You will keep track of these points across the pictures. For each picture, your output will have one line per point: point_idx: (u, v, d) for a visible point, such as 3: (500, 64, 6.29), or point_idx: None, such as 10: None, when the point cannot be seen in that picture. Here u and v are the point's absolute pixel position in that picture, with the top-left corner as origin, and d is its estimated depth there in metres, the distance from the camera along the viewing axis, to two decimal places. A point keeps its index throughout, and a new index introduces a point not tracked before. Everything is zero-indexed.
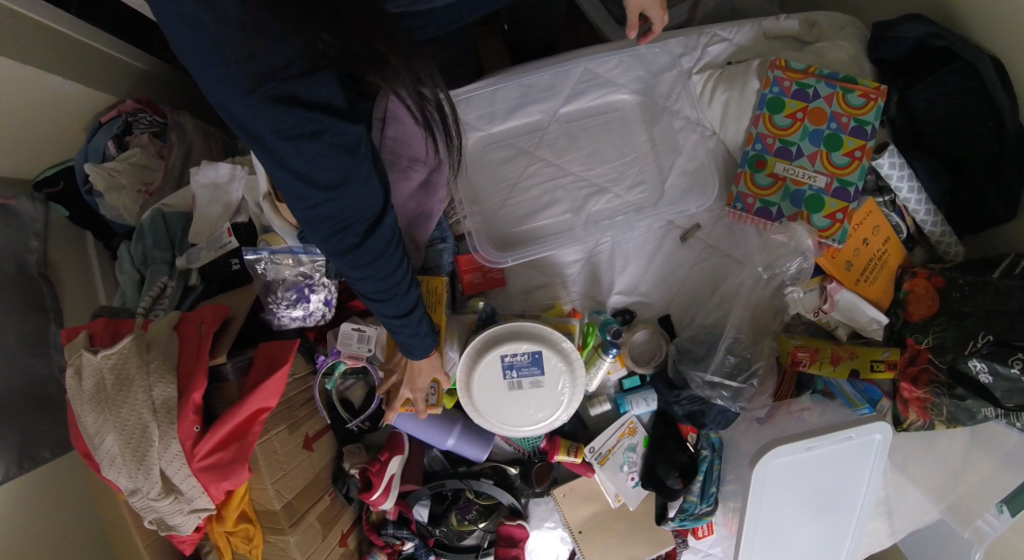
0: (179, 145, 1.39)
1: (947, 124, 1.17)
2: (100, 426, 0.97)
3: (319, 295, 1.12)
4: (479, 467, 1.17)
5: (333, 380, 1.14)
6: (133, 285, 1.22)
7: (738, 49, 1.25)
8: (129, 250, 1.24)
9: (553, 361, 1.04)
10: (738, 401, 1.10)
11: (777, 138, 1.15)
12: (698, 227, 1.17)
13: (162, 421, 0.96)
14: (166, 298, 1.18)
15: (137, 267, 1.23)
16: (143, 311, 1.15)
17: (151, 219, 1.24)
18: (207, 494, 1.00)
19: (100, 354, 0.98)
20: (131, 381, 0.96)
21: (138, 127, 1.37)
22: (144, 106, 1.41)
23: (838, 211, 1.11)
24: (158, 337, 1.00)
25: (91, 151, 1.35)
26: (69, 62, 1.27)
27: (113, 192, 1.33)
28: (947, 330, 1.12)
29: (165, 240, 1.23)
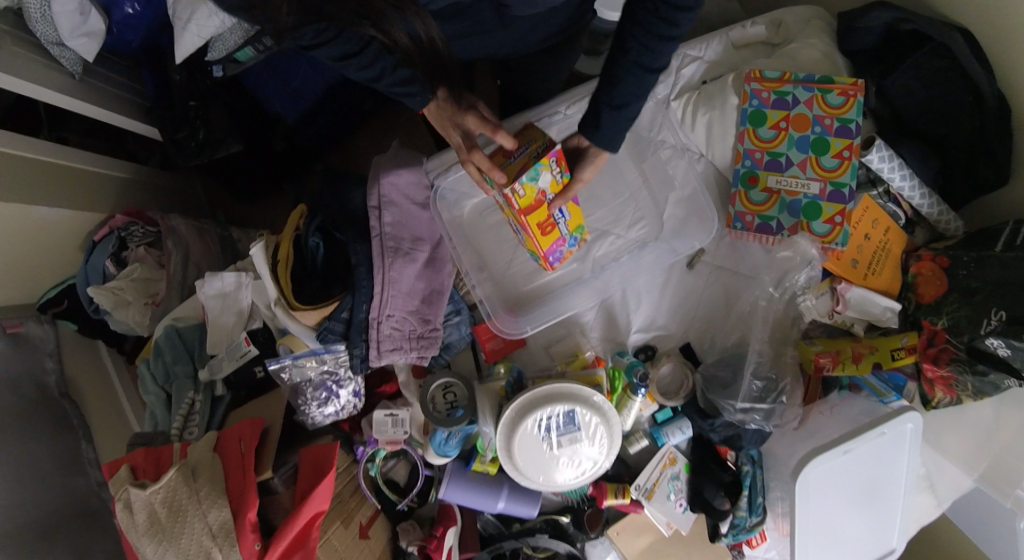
0: (176, 250, 1.41)
1: (929, 104, 1.19)
2: (161, 556, 0.98)
3: (348, 389, 1.15)
4: (532, 523, 1.20)
5: (376, 466, 1.16)
6: (161, 404, 1.26)
7: (711, 66, 1.26)
8: (148, 368, 1.28)
9: (589, 416, 1.06)
10: (771, 421, 1.10)
11: (764, 151, 1.16)
12: (702, 251, 1.18)
13: (224, 544, 0.96)
14: (196, 414, 1.21)
15: (161, 384, 1.26)
16: (177, 433, 1.18)
17: (166, 336, 1.27)
18: None
19: (149, 488, 1.00)
20: (185, 510, 0.99)
21: (133, 240, 1.38)
22: (134, 217, 1.42)
23: (836, 215, 1.12)
24: (202, 461, 1.04)
25: (91, 271, 1.36)
26: (50, 187, 1.27)
27: (122, 309, 1.33)
28: (961, 311, 1.14)
29: (184, 355, 1.27)
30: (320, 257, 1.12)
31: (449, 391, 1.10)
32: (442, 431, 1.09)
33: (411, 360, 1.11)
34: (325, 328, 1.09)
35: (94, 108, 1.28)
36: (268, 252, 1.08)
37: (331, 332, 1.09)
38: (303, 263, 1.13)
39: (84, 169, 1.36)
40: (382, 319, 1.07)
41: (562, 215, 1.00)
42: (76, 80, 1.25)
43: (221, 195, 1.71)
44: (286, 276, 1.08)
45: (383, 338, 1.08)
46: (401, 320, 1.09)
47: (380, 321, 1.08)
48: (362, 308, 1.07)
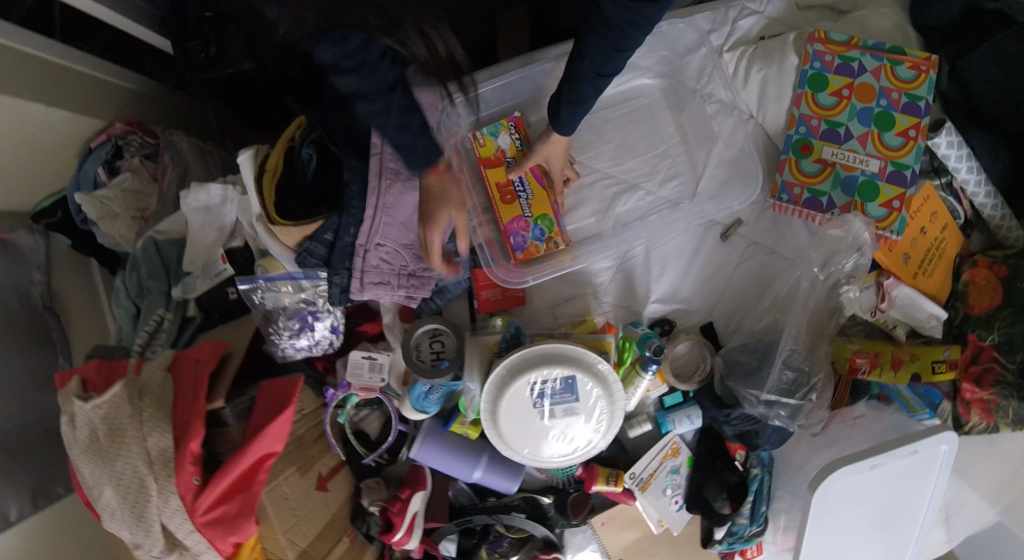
0: (174, 166, 1.27)
1: (1005, 91, 1.05)
2: (96, 475, 0.88)
3: (325, 322, 1.04)
4: (510, 499, 1.06)
5: (346, 413, 1.05)
6: (129, 320, 1.14)
7: (770, 23, 1.11)
8: (122, 281, 1.16)
9: (594, 389, 0.93)
10: (796, 420, 0.96)
11: (822, 119, 1.03)
12: (740, 222, 1.04)
13: (159, 475, 0.86)
14: (163, 333, 1.11)
15: (133, 298, 1.15)
16: (138, 350, 1.08)
17: (144, 249, 1.14)
18: (214, 547, 0.90)
19: (90, 402, 0.88)
20: (124, 432, 0.87)
21: (129, 150, 1.25)
22: (135, 127, 1.29)
23: (895, 198, 1.00)
24: (152, 382, 0.91)
25: (82, 178, 1.23)
26: (54, 84, 1.16)
27: (107, 220, 1.21)
28: (1015, 326, 1.04)
29: (160, 269, 1.14)
30: (312, 172, 0.99)
31: (436, 339, 1.00)
32: (423, 384, 0.97)
33: (397, 300, 1.00)
34: (306, 250, 0.96)
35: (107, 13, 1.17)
36: (258, 160, 0.97)
37: (313, 256, 0.96)
38: (293, 177, 1.00)
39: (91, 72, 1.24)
40: (370, 248, 0.95)
41: (525, 191, 1.00)
42: None
43: (229, 121, 1.59)
44: (270, 190, 0.96)
45: (368, 270, 0.96)
46: (393, 253, 0.97)
47: (367, 250, 0.95)
48: (348, 232, 0.95)
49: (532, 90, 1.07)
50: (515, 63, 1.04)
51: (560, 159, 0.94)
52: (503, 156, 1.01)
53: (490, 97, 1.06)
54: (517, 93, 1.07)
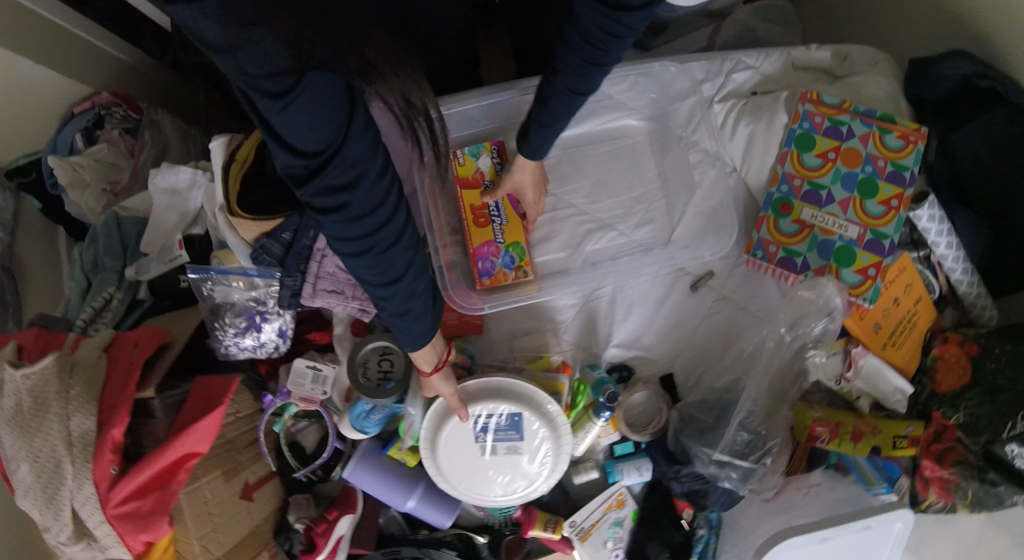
0: (153, 144, 1.21)
1: (991, 170, 1.04)
2: (15, 449, 0.81)
3: (273, 325, 0.99)
4: (442, 534, 1.02)
5: (283, 422, 0.99)
6: (78, 295, 1.06)
7: (764, 79, 1.10)
8: (79, 253, 1.09)
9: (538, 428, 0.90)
10: (747, 483, 0.92)
11: (805, 179, 1.01)
12: (711, 274, 1.02)
13: (77, 457, 0.81)
14: (109, 312, 1.02)
15: (86, 272, 1.07)
16: (79, 326, 0.99)
17: (105, 224, 1.08)
18: (123, 544, 0.83)
19: (20, 370, 0.82)
20: (47, 407, 0.81)
21: (110, 121, 1.18)
22: (121, 100, 1.22)
23: (870, 266, 0.98)
24: (85, 359, 0.86)
25: (58, 143, 1.16)
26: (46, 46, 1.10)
27: (77, 189, 1.14)
28: (982, 406, 0.99)
29: (117, 247, 1.07)
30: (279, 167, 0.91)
31: (385, 359, 0.95)
32: (365, 402, 0.93)
33: (349, 311, 0.94)
34: (261, 247, 0.91)
35: None
36: (229, 148, 0.92)
37: (266, 254, 0.92)
38: (261, 171, 0.94)
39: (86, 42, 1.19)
40: (328, 254, 0.91)
41: (499, 216, 0.96)
42: None
43: None
44: (237, 177, 0.91)
45: (322, 276, 0.92)
46: None
47: (325, 256, 0.92)
48: (307, 235, 0.90)
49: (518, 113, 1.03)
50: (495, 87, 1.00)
51: (533, 186, 0.91)
52: (481, 178, 0.96)
53: (475, 115, 1.03)
54: (501, 115, 1.03)
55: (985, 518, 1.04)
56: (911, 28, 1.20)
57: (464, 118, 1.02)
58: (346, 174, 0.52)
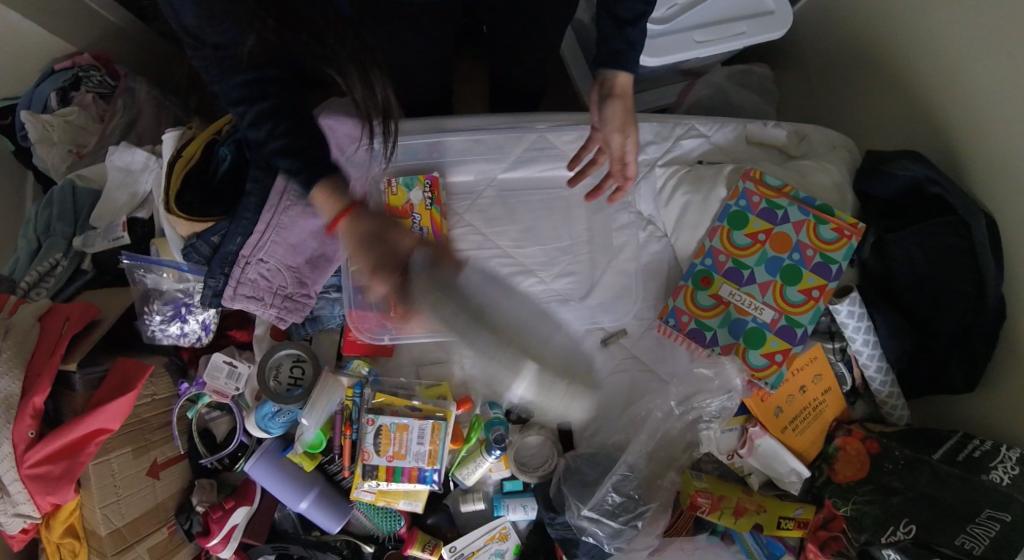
0: (123, 112, 1.26)
1: (923, 278, 1.04)
2: None
3: (198, 318, 1.05)
4: (331, 538, 1.06)
5: (195, 409, 1.04)
6: (27, 255, 1.12)
7: (714, 149, 1.11)
8: (35, 213, 1.14)
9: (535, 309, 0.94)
10: (615, 541, 0.97)
11: (731, 257, 1.03)
12: (624, 333, 1.05)
13: None
14: (52, 278, 1.08)
15: (38, 234, 1.12)
16: (23, 288, 1.05)
17: (62, 189, 1.13)
18: (33, 502, 0.90)
19: None
20: None
21: (86, 85, 1.23)
22: (101, 64, 1.28)
23: (778, 352, 0.99)
24: (19, 328, 0.93)
25: (35, 97, 1.22)
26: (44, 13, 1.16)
27: (45, 145, 1.21)
28: (869, 505, 1.01)
29: (70, 213, 1.12)
30: (223, 170, 0.98)
31: (297, 365, 1.01)
32: (272, 404, 0.99)
33: (267, 316, 1.00)
34: (191, 245, 0.96)
35: None
36: (181, 143, 1.00)
37: (196, 252, 0.97)
38: (204, 170, 1.00)
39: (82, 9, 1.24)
40: (251, 261, 0.96)
41: None
42: None
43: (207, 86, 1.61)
44: (180, 174, 0.96)
45: (244, 281, 0.97)
46: (274, 272, 0.98)
47: (248, 263, 0.96)
48: (234, 241, 0.95)
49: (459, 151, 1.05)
50: (500, 120, 1.05)
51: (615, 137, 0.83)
52: (410, 210, 0.99)
53: (416, 147, 1.05)
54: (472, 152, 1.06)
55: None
56: (882, 121, 1.20)
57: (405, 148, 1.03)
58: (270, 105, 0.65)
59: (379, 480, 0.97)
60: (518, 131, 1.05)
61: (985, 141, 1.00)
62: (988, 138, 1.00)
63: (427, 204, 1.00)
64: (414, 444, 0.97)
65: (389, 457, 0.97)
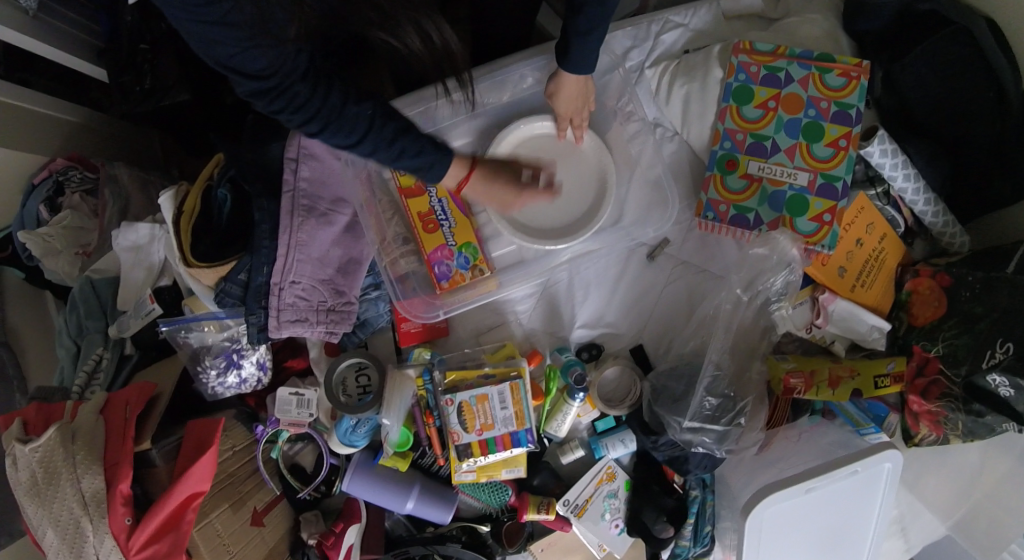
0: (115, 201, 1.24)
1: (941, 98, 0.99)
2: (40, 518, 0.88)
3: (252, 359, 1.03)
4: (446, 529, 1.05)
5: (278, 448, 1.04)
6: (69, 359, 1.10)
7: (696, 35, 1.08)
8: (64, 321, 1.12)
9: (544, 240, 0.97)
10: (723, 444, 0.94)
11: (748, 133, 1.00)
12: (666, 242, 1.03)
13: (94, 515, 0.87)
14: (101, 374, 1.05)
15: (74, 338, 1.10)
16: (77, 392, 1.02)
17: (81, 289, 1.11)
18: None
19: (28, 444, 0.88)
20: (58, 474, 0.87)
21: (70, 186, 1.21)
22: (76, 162, 1.25)
23: (824, 212, 0.97)
24: (84, 423, 0.92)
25: (26, 216, 1.20)
26: (6, 127, 1.14)
27: (51, 257, 1.19)
28: (959, 337, 0.98)
29: (96, 309, 1.10)
30: (226, 212, 0.95)
31: (362, 374, 1.00)
32: (349, 418, 0.99)
33: (317, 336, 0.97)
34: (222, 290, 0.94)
35: (50, 51, 1.15)
36: (177, 201, 0.94)
37: (229, 295, 0.94)
38: (208, 217, 0.96)
39: (42, 112, 1.22)
40: (284, 286, 0.94)
41: (447, 219, 0.96)
42: (31, 17, 1.11)
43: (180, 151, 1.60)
44: (188, 228, 0.92)
45: (284, 308, 0.94)
46: (309, 289, 0.95)
47: (282, 288, 0.94)
48: (262, 272, 0.93)
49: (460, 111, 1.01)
50: (479, 72, 0.98)
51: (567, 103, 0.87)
52: (424, 185, 0.95)
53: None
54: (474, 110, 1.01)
55: (982, 445, 1.04)
56: None
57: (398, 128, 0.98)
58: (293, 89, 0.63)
59: (477, 456, 0.96)
60: (502, 75, 0.99)
61: None
62: None
63: None
64: (498, 410, 0.96)
65: (479, 429, 0.95)
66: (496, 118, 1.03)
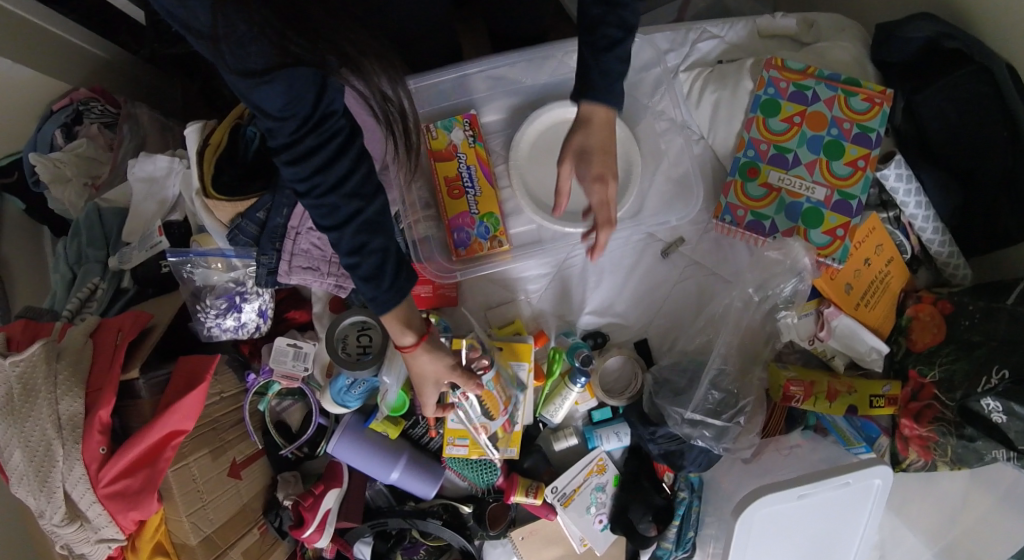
0: (131, 138, 1.23)
1: (957, 132, 1.04)
2: (5, 438, 0.83)
3: (253, 305, 1.01)
4: (428, 505, 1.02)
5: (266, 400, 1.01)
6: (63, 287, 1.07)
7: (730, 48, 1.11)
8: (62, 248, 1.10)
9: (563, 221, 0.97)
10: (722, 442, 0.94)
11: (771, 143, 1.03)
12: (681, 240, 1.05)
13: (68, 439, 0.84)
14: (95, 301, 1.03)
15: (69, 265, 1.07)
16: (68, 315, 1.00)
17: (86, 215, 1.09)
18: (116, 522, 0.87)
19: (7, 358, 0.85)
20: (36, 393, 0.84)
21: (89, 116, 1.21)
22: (98, 95, 1.25)
23: (838, 227, 0.99)
24: (72, 344, 0.89)
25: (40, 140, 1.20)
26: (34, 49, 1.13)
27: (59, 185, 1.18)
28: (956, 362, 1.01)
29: (100, 238, 1.09)
30: (253, 150, 0.94)
31: (364, 334, 0.98)
32: (345, 377, 0.96)
33: (325, 288, 0.97)
34: (237, 227, 0.94)
35: None
36: (205, 134, 0.94)
37: (243, 234, 0.95)
38: (233, 154, 0.96)
39: (70, 41, 1.20)
40: (301, 231, 0.94)
41: (473, 186, 0.96)
42: None
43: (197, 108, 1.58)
44: (212, 160, 0.93)
45: (297, 253, 0.95)
46: (325, 240, 0.95)
47: (299, 233, 0.94)
48: (281, 213, 0.92)
49: (498, 86, 1.03)
50: (520, 53, 1.00)
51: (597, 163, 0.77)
52: (454, 150, 0.96)
53: (445, 90, 1.02)
54: (512, 89, 1.03)
55: (969, 475, 1.05)
56: None
57: (436, 92, 1.00)
58: (305, 131, 0.55)
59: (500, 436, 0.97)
60: (542, 57, 1.01)
61: None
62: None
63: (472, 139, 0.97)
64: (520, 370, 0.98)
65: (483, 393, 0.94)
66: (530, 99, 1.04)
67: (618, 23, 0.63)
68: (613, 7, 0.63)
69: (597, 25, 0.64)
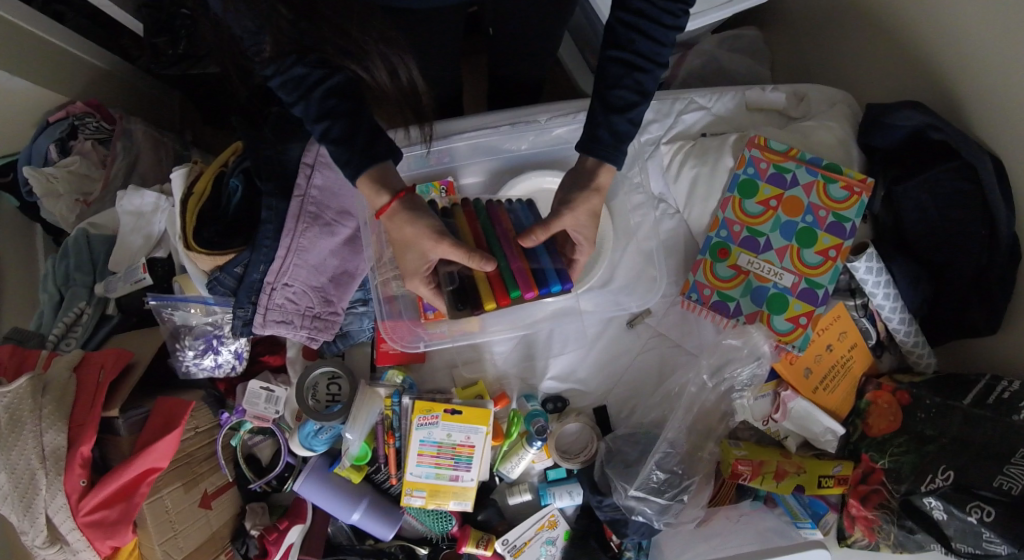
0: (124, 154, 1.26)
1: (934, 225, 1.04)
2: None
3: (230, 347, 1.07)
4: (385, 545, 1.09)
5: (238, 437, 1.05)
6: (50, 307, 1.12)
7: (716, 120, 1.13)
8: (51, 265, 1.14)
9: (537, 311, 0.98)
10: (663, 517, 1.00)
11: (745, 226, 1.04)
12: (648, 313, 1.09)
13: (50, 470, 0.89)
14: (80, 327, 1.08)
15: (58, 286, 1.12)
16: (52, 340, 1.05)
17: (75, 239, 1.14)
18: (93, 547, 0.91)
19: None
20: (21, 424, 0.89)
21: (84, 132, 1.23)
22: (93, 109, 1.26)
23: (801, 315, 1.00)
24: (56, 379, 0.94)
25: (35, 151, 1.23)
26: (36, 61, 1.15)
27: (50, 199, 1.21)
28: (906, 455, 1.01)
29: (87, 262, 1.13)
30: (235, 203, 0.98)
31: (333, 383, 1.03)
32: (313, 423, 1.01)
33: (298, 339, 1.01)
34: (216, 278, 0.97)
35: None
36: (190, 179, 0.99)
37: (221, 284, 0.98)
38: (217, 204, 1.00)
39: (77, 54, 1.23)
40: (277, 287, 0.97)
41: None
42: None
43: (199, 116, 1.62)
44: (194, 212, 0.96)
45: (272, 308, 0.98)
46: (301, 295, 0.99)
47: (274, 289, 0.97)
48: (257, 269, 0.96)
49: (482, 150, 1.04)
50: (503, 116, 1.04)
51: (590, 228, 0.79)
52: None
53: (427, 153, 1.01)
54: (491, 153, 1.04)
55: None
56: (874, 71, 1.19)
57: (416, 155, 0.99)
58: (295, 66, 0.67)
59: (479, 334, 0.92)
60: (524, 123, 1.04)
61: (984, 79, 0.99)
62: (983, 78, 0.99)
63: None
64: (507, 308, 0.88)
65: (455, 447, 1.00)
66: (512, 163, 1.06)
67: (632, 87, 0.67)
68: (632, 70, 0.67)
69: (613, 88, 0.67)
